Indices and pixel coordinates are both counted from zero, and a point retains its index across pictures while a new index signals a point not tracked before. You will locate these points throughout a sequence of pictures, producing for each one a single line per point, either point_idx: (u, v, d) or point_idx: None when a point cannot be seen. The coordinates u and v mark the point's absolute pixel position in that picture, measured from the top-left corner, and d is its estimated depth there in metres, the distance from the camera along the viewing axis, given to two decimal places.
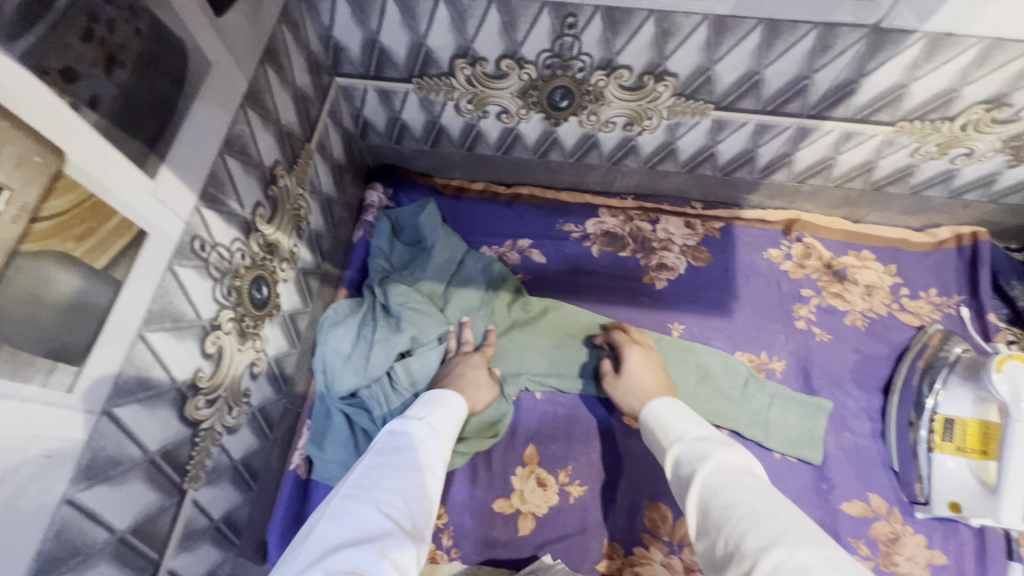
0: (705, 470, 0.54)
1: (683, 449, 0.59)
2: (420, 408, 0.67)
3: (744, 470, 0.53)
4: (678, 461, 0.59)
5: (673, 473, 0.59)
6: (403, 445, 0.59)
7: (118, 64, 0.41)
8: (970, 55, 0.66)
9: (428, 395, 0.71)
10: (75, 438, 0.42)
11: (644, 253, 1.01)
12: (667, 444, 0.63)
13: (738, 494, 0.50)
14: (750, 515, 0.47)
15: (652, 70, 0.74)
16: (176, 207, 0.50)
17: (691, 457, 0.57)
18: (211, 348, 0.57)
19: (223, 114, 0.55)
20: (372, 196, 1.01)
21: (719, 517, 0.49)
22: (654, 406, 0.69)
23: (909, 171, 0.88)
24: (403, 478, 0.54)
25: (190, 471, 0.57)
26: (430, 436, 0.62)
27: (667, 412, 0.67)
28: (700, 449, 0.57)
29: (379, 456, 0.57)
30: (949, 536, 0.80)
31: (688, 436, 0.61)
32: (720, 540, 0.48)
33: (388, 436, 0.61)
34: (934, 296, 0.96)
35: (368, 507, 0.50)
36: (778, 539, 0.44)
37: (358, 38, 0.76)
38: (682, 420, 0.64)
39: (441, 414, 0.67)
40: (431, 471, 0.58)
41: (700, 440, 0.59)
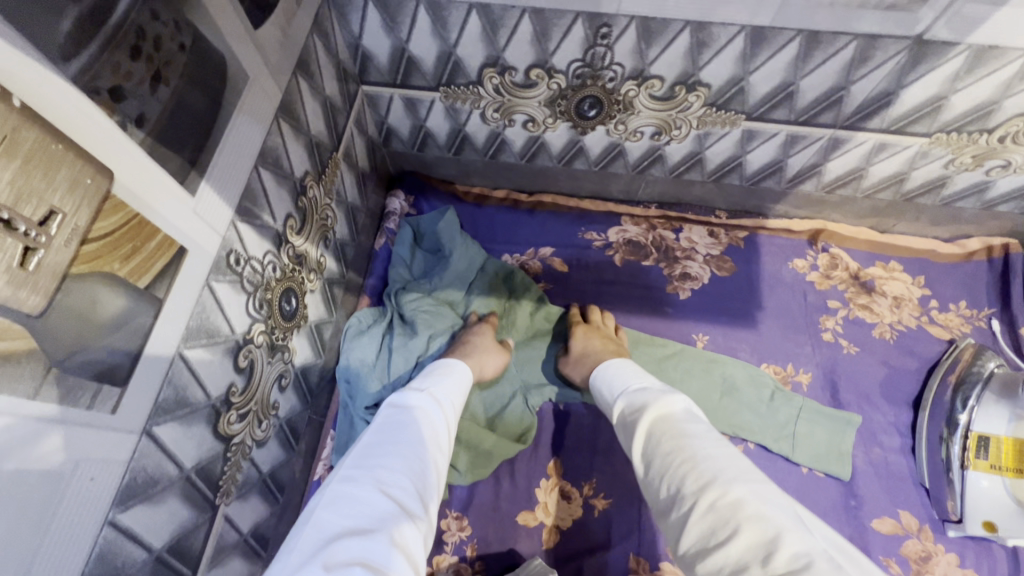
0: (645, 417, 0.58)
1: (626, 401, 0.63)
2: (420, 383, 0.67)
3: (685, 416, 0.57)
4: (624, 413, 0.63)
5: (620, 426, 0.63)
6: (403, 423, 0.58)
7: (164, 80, 0.41)
8: (1013, 67, 0.65)
9: (430, 369, 0.72)
10: (119, 458, 0.41)
11: (667, 262, 1.00)
12: (615, 400, 0.66)
13: (676, 438, 0.54)
14: (687, 457, 0.51)
15: (685, 81, 0.73)
16: (214, 223, 0.49)
17: (633, 407, 0.61)
18: (243, 362, 0.57)
19: (258, 127, 0.55)
20: (394, 203, 1.01)
21: (661, 462, 0.53)
22: (601, 370, 0.73)
23: (942, 182, 0.87)
24: (405, 458, 0.54)
25: (222, 486, 0.56)
26: (431, 413, 0.61)
27: (615, 372, 0.70)
28: (641, 399, 0.61)
29: (378, 436, 0.56)
30: (982, 555, 0.78)
31: (631, 390, 0.65)
32: (663, 485, 0.52)
33: (388, 414, 0.60)
34: (964, 309, 0.95)
35: (370, 490, 0.49)
36: (713, 478, 0.48)
37: (387, 47, 0.75)
38: (627, 376, 0.68)
39: (442, 390, 0.67)
40: (433, 449, 0.58)
41: (641, 392, 0.63)
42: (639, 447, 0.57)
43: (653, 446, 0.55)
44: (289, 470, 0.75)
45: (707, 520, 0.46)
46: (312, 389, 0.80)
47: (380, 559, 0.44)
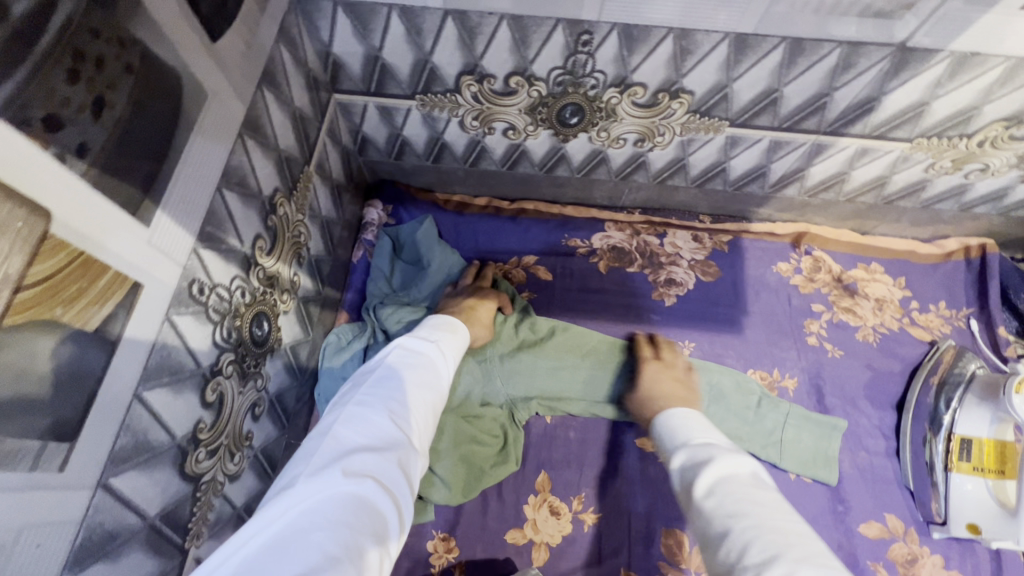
0: (709, 476, 0.51)
1: (685, 451, 0.56)
2: (431, 330, 0.66)
3: (753, 481, 0.51)
4: (680, 465, 0.56)
5: (673, 475, 0.56)
6: (416, 360, 0.59)
7: (108, 104, 0.37)
8: (994, 74, 0.65)
9: (438, 321, 0.69)
10: (70, 517, 0.38)
11: (652, 268, 0.99)
12: (671, 447, 0.59)
13: (741, 506, 0.47)
14: (755, 530, 0.45)
15: (668, 88, 0.71)
16: (174, 252, 0.46)
17: (694, 461, 0.54)
18: (211, 397, 0.53)
19: (221, 147, 0.51)
20: (371, 213, 0.98)
21: (723, 527, 0.47)
22: (662, 411, 0.66)
23: (922, 186, 0.87)
24: (416, 393, 0.55)
25: (192, 528, 0.53)
26: (441, 355, 0.62)
27: (674, 414, 0.62)
28: (705, 455, 0.54)
29: (394, 367, 0.57)
30: (965, 556, 0.79)
31: (694, 440, 0.57)
32: (721, 551, 0.46)
33: (402, 346, 0.61)
34: (943, 309, 0.96)
35: (386, 414, 0.50)
36: (781, 557, 0.42)
37: (358, 54, 0.71)
38: (688, 422, 0.60)
39: (453, 338, 0.67)
40: (440, 385, 0.59)
41: (704, 446, 0.55)
42: (695, 504, 0.51)
43: (715, 508, 0.49)
44: None
45: None
46: (289, 412, 0.76)
47: (389, 478, 0.46)
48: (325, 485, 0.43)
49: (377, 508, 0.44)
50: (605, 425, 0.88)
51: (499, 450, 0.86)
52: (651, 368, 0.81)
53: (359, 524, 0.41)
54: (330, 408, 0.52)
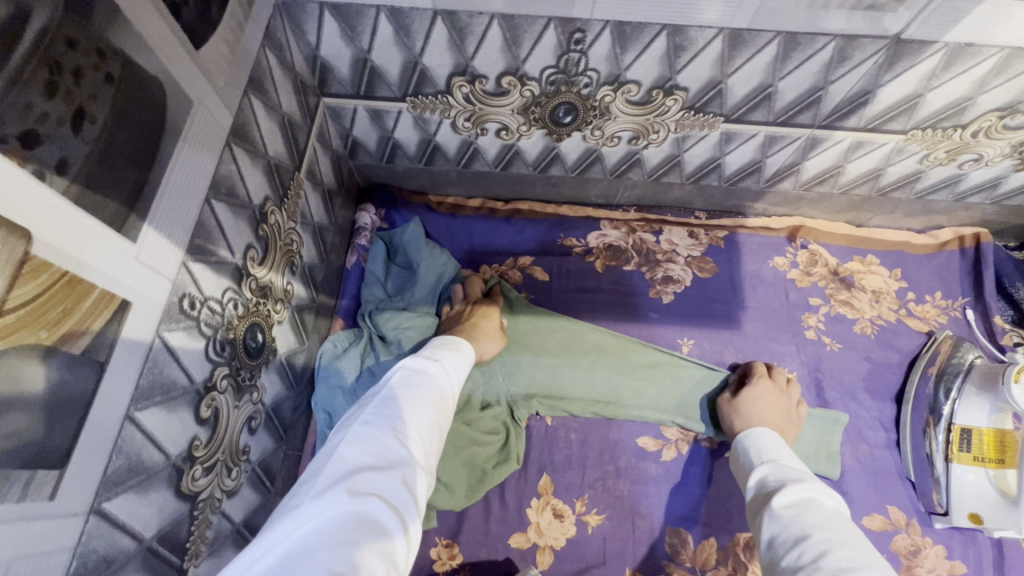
0: (792, 491, 0.57)
1: (774, 470, 0.62)
2: (433, 350, 0.66)
3: (837, 511, 0.55)
4: (765, 480, 0.62)
5: (755, 488, 0.62)
6: (419, 380, 0.59)
7: (89, 117, 0.36)
8: (989, 64, 0.64)
9: (439, 341, 0.70)
10: (62, 545, 0.37)
11: (649, 265, 0.98)
12: (758, 463, 0.65)
13: (820, 522, 0.52)
14: (834, 541, 0.49)
15: (662, 85, 0.71)
16: (163, 267, 0.45)
17: (780, 480, 0.60)
18: (206, 413, 0.52)
19: (209, 156, 0.50)
20: (364, 218, 0.97)
21: (798, 532, 0.52)
22: (755, 430, 0.71)
23: (917, 177, 0.87)
24: (420, 413, 0.54)
25: (190, 548, 0.52)
26: (444, 376, 0.61)
27: (762, 437, 0.69)
28: (792, 478, 0.60)
29: (396, 388, 0.56)
30: (968, 544, 0.79)
31: (782, 464, 0.63)
32: (793, 553, 0.51)
33: (405, 371, 0.60)
34: (939, 299, 0.96)
35: (389, 433, 0.50)
36: (856, 569, 0.46)
37: (347, 57, 0.70)
38: (779, 449, 0.67)
39: (454, 358, 0.66)
40: (444, 405, 0.59)
41: (792, 471, 0.61)
42: (771, 510, 0.56)
43: (790, 516, 0.54)
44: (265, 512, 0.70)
45: None
46: (286, 423, 0.75)
47: (395, 496, 0.45)
48: (330, 504, 0.42)
49: (384, 524, 0.42)
50: (606, 425, 0.88)
51: (501, 453, 0.85)
52: (762, 384, 0.80)
53: (365, 541, 0.40)
54: (334, 433, 0.51)
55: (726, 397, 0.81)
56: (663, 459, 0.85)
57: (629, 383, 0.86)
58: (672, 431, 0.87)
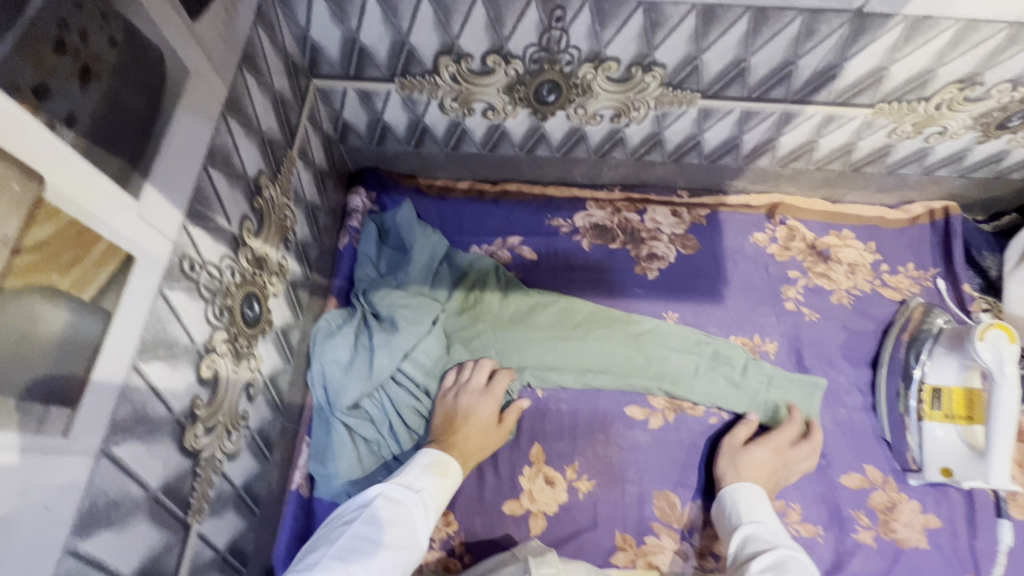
0: (773, 556, 0.65)
1: (756, 535, 0.70)
2: (418, 475, 0.71)
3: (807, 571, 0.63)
4: (747, 543, 0.70)
5: (738, 552, 0.70)
6: (390, 519, 0.64)
7: (95, 76, 0.38)
8: (947, 36, 0.68)
9: (428, 457, 0.74)
10: (75, 482, 0.39)
11: (634, 243, 1.01)
12: (741, 525, 0.73)
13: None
14: None
15: (641, 62, 0.74)
16: (164, 228, 0.47)
17: (765, 542, 0.68)
18: (206, 373, 0.54)
19: (205, 124, 0.52)
20: (355, 200, 0.98)
21: None
22: (742, 488, 0.77)
23: (886, 151, 0.91)
24: (378, 560, 0.60)
25: (194, 504, 0.54)
26: (419, 511, 0.66)
27: (750, 497, 0.76)
28: (776, 541, 0.68)
29: (363, 528, 0.63)
30: (941, 500, 0.83)
31: (764, 525, 0.71)
32: None
33: (381, 503, 0.66)
34: (912, 270, 1.00)
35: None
36: None
37: (336, 38, 0.72)
38: (764, 512, 0.74)
39: (438, 485, 0.70)
40: (411, 545, 0.64)
41: (774, 534, 0.69)
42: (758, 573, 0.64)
43: None
44: (265, 481, 0.73)
45: None
46: (283, 395, 0.77)
47: None
48: None
49: None
50: (595, 395, 0.90)
51: None
52: (774, 440, 0.82)
53: None
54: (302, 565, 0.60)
55: (736, 442, 0.83)
56: (650, 427, 0.88)
57: (617, 354, 0.89)
58: (659, 400, 0.90)
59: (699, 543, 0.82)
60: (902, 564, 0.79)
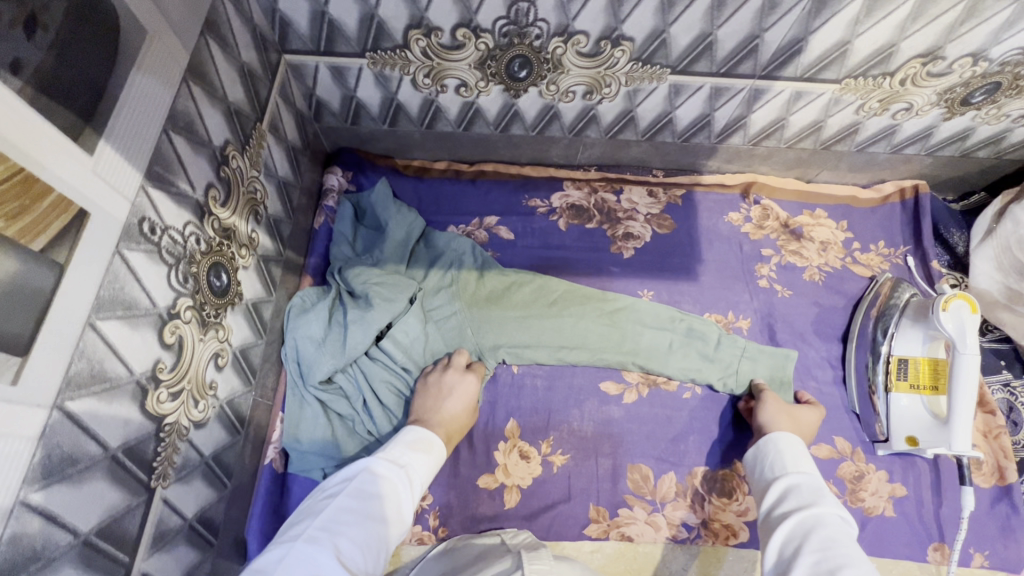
0: (816, 509, 0.60)
1: (800, 484, 0.66)
2: (403, 451, 0.68)
3: (850, 531, 0.58)
4: (789, 491, 0.66)
5: (777, 497, 0.66)
6: (375, 492, 0.62)
7: (40, 25, 0.39)
8: (906, 9, 0.70)
9: (414, 433, 0.71)
10: (27, 433, 0.39)
11: (610, 223, 1.02)
12: (782, 473, 0.69)
13: (843, 542, 0.55)
14: (852, 559, 0.53)
15: (609, 35, 0.74)
16: (122, 187, 0.47)
17: (807, 495, 0.63)
18: (170, 338, 0.54)
19: (165, 88, 0.52)
20: (332, 179, 0.98)
21: (817, 545, 0.56)
22: (783, 438, 0.74)
23: (855, 128, 0.93)
24: (365, 532, 0.58)
25: (158, 468, 0.54)
26: (405, 486, 0.64)
27: (793, 448, 0.72)
28: (820, 496, 0.63)
29: (347, 501, 0.60)
30: (908, 469, 0.85)
31: (810, 480, 0.67)
32: (807, 560, 0.54)
33: (365, 477, 0.63)
34: (882, 248, 1.01)
35: (330, 555, 0.54)
36: None
37: (305, 11, 0.72)
38: (808, 464, 0.70)
39: (424, 462, 0.69)
40: (396, 519, 0.62)
41: (818, 489, 0.64)
42: (790, 527, 0.60)
43: (810, 531, 0.58)
44: (236, 454, 0.73)
45: None
46: (256, 369, 0.77)
47: None
48: None
49: None
50: (571, 371, 0.90)
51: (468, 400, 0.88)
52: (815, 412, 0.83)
53: None
54: (283, 540, 0.57)
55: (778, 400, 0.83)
56: (625, 401, 0.89)
57: (592, 331, 0.89)
58: (633, 376, 0.90)
59: (669, 513, 0.83)
60: (868, 530, 0.82)
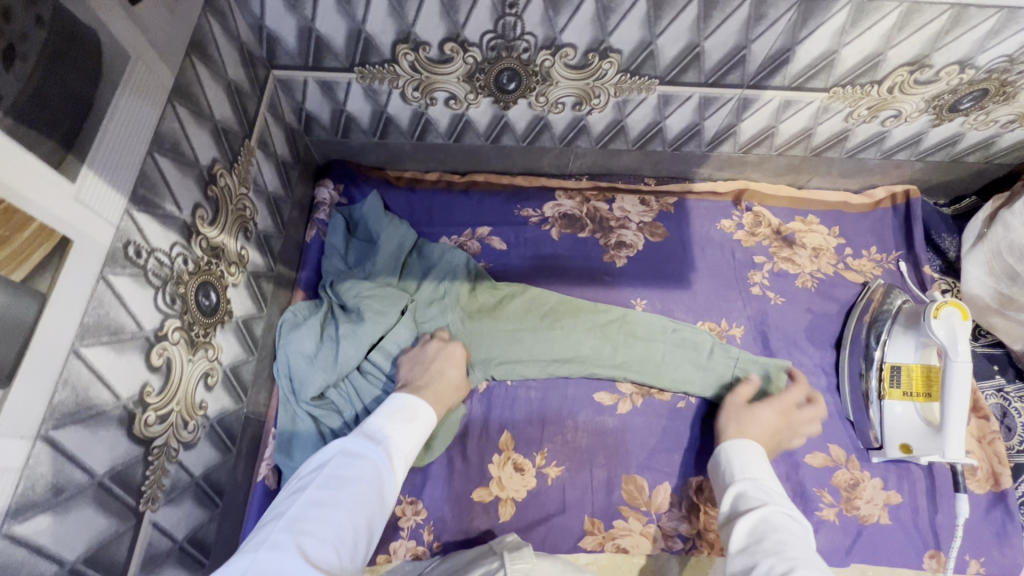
0: (766, 513, 0.61)
1: (751, 487, 0.67)
2: (382, 424, 0.66)
3: (801, 532, 0.60)
4: (742, 496, 0.66)
5: (731, 503, 0.67)
6: (351, 473, 0.59)
7: (20, 55, 0.39)
8: (892, 19, 0.70)
9: (392, 408, 0.69)
10: (9, 465, 0.39)
11: (602, 232, 1.02)
12: (737, 480, 0.70)
13: (795, 544, 0.56)
14: (802, 560, 0.53)
15: (597, 48, 0.74)
16: (106, 212, 0.47)
17: (757, 498, 0.64)
18: (158, 360, 0.54)
19: (151, 110, 0.52)
20: (323, 193, 0.98)
21: (771, 549, 0.56)
22: (732, 447, 0.75)
23: (845, 135, 0.93)
24: (340, 520, 0.54)
25: (146, 492, 0.54)
26: (384, 463, 0.61)
27: (745, 452, 0.73)
28: (769, 498, 0.64)
29: (320, 488, 0.57)
30: (902, 476, 0.85)
31: (760, 483, 0.68)
32: (763, 564, 0.55)
33: (340, 459, 0.60)
34: (874, 253, 1.01)
35: (299, 555, 0.50)
36: None
37: (292, 27, 0.72)
38: (758, 466, 0.71)
39: (405, 432, 0.67)
40: (377, 500, 0.58)
41: (768, 491, 0.66)
42: (744, 534, 0.61)
43: (764, 536, 0.59)
44: (227, 472, 0.72)
45: None
46: (246, 386, 0.77)
47: None
48: None
49: None
50: (564, 382, 0.90)
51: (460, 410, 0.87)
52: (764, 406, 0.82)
53: None
54: (251, 540, 0.53)
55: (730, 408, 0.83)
56: (618, 412, 0.89)
57: (585, 342, 0.90)
58: (627, 386, 0.90)
59: (664, 524, 0.83)
60: (864, 538, 0.81)
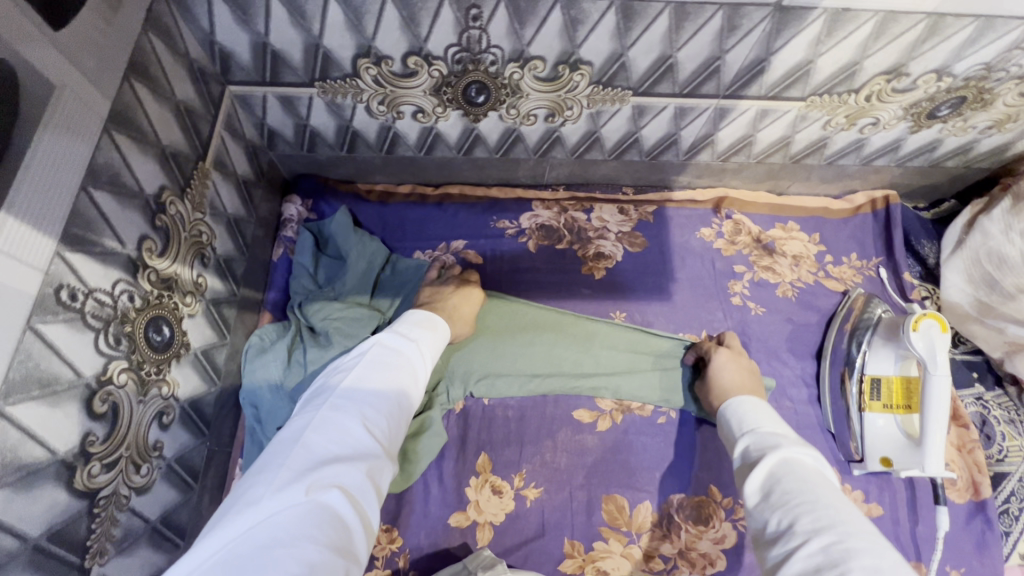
0: (770, 461, 0.60)
1: (754, 440, 0.65)
2: (409, 329, 0.70)
3: (812, 470, 0.58)
4: (747, 450, 0.65)
5: (739, 459, 0.65)
6: (394, 362, 0.63)
7: None
8: (868, 28, 0.68)
9: (418, 316, 0.73)
10: None
11: (580, 243, 0.99)
12: (739, 434, 0.68)
13: (802, 488, 0.55)
14: (809, 504, 0.52)
15: (566, 60, 0.72)
16: (30, 258, 0.43)
17: (761, 448, 0.63)
18: (100, 407, 0.51)
19: (81, 144, 0.48)
20: (290, 209, 0.94)
21: (778, 501, 0.55)
22: (726, 410, 0.74)
23: (823, 143, 0.91)
24: (387, 402, 0.59)
25: (92, 547, 0.51)
26: (418, 360, 0.66)
27: (740, 408, 0.72)
28: (774, 444, 0.62)
29: (366, 371, 0.60)
30: (884, 488, 0.85)
31: (762, 431, 0.66)
32: (771, 520, 0.54)
33: (380, 348, 0.64)
34: (855, 260, 1.00)
35: (360, 424, 0.55)
36: (829, 527, 0.49)
37: (246, 42, 0.69)
38: (757, 415, 0.69)
39: (430, 339, 0.70)
40: (412, 389, 0.63)
41: (772, 437, 0.64)
42: (753, 489, 0.59)
43: (769, 487, 0.57)
44: (189, 509, 0.69)
45: (815, 558, 0.47)
46: (208, 419, 0.74)
47: (356, 485, 0.51)
48: (288, 498, 0.46)
49: (341, 514, 0.48)
50: (542, 401, 0.88)
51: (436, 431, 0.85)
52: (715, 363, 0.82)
53: (325, 538, 0.45)
54: (303, 411, 0.56)
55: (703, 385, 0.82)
56: (598, 429, 0.87)
57: (562, 358, 0.88)
58: (607, 403, 0.88)
59: (646, 544, 0.81)
60: None
